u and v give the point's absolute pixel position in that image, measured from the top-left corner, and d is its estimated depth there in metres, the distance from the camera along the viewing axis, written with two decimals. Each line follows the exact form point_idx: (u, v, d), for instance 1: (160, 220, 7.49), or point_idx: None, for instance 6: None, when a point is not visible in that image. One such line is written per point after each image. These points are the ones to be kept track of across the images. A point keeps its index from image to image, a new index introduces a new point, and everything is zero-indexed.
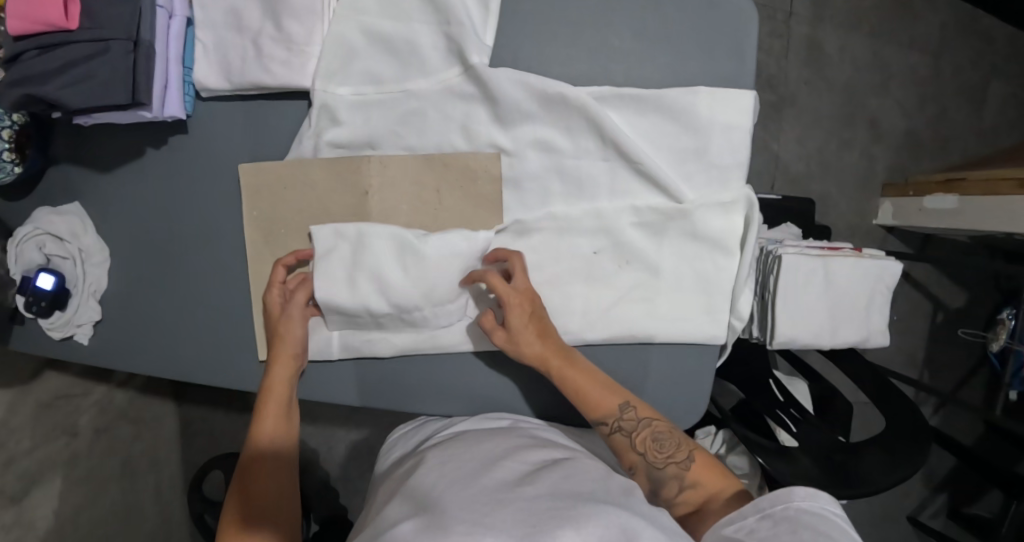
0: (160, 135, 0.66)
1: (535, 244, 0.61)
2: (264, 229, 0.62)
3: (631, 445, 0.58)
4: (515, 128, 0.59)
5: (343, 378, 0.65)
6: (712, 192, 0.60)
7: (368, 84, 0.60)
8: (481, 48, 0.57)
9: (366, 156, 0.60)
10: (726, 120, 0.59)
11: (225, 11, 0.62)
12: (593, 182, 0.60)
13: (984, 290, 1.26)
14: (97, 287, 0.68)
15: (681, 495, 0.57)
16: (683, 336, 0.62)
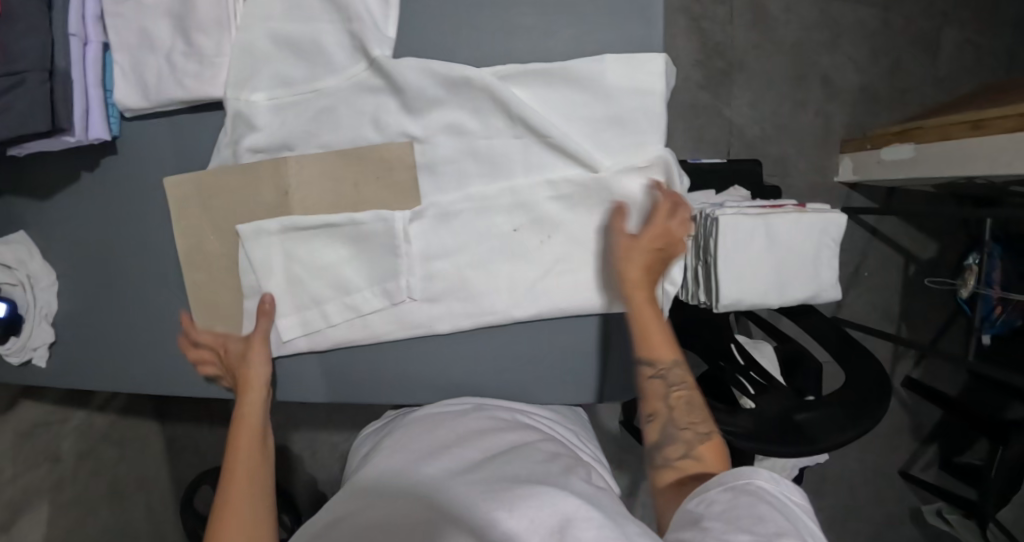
0: (91, 158, 0.68)
1: (455, 226, 0.62)
2: (198, 238, 0.65)
3: (665, 396, 0.63)
4: (424, 115, 0.60)
5: (307, 372, 0.69)
6: (628, 158, 0.61)
7: (280, 87, 0.61)
8: (382, 41, 0.59)
9: (283, 157, 0.61)
10: (634, 86, 0.59)
11: (137, 32, 0.64)
12: (508, 160, 0.61)
13: (952, 238, 1.26)
14: (49, 310, 0.70)
15: (681, 459, 0.61)
16: (610, 304, 0.64)
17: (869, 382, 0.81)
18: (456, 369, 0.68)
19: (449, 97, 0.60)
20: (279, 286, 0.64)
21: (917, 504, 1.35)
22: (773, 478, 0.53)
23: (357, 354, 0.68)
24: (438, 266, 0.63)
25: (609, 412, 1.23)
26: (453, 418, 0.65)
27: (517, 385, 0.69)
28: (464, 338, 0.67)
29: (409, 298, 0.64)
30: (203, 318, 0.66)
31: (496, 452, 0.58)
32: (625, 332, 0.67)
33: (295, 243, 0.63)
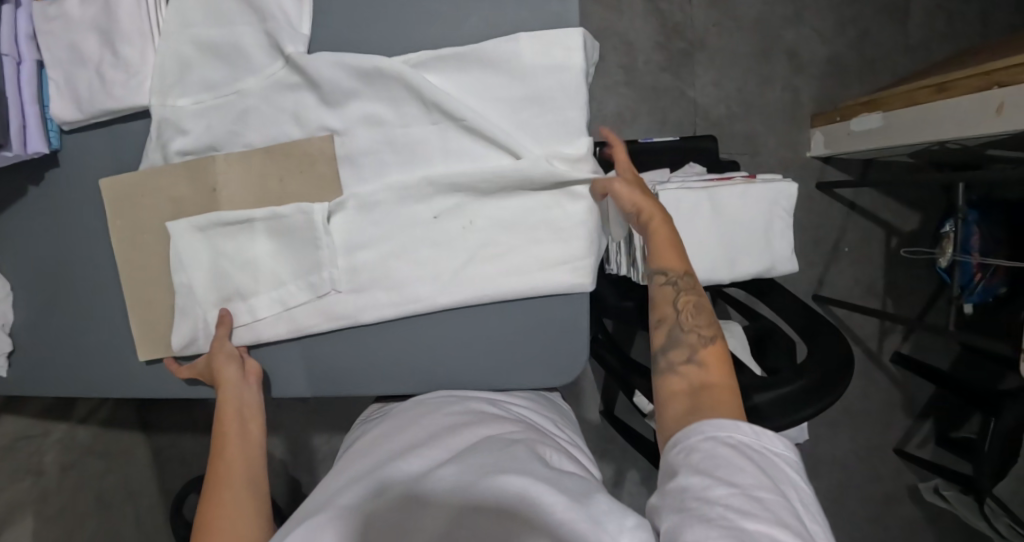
0: (37, 172, 0.70)
1: (377, 217, 0.64)
2: (130, 238, 0.66)
3: (671, 300, 0.58)
4: (342, 107, 0.62)
5: (291, 362, 0.69)
6: (549, 139, 0.62)
7: (205, 91, 0.63)
8: (296, 36, 0.61)
9: (210, 156, 0.63)
10: (551, 65, 0.60)
11: (68, 47, 0.65)
12: (425, 145, 0.62)
13: (934, 208, 1.23)
14: (5, 321, 0.72)
15: (684, 365, 0.55)
16: (539, 287, 0.64)
17: (831, 356, 0.78)
18: (393, 359, 0.68)
19: (363, 88, 0.61)
20: (206, 282, 0.66)
21: (915, 482, 1.32)
22: (754, 429, 0.49)
23: (297, 348, 0.69)
24: (361, 257, 0.64)
25: (588, 402, 1.23)
26: (428, 411, 0.63)
27: (455, 374, 0.69)
28: (406, 326, 0.67)
29: (333, 290, 0.65)
30: (137, 311, 0.68)
31: (468, 443, 0.56)
32: (560, 316, 0.67)
33: (225, 241, 0.65)
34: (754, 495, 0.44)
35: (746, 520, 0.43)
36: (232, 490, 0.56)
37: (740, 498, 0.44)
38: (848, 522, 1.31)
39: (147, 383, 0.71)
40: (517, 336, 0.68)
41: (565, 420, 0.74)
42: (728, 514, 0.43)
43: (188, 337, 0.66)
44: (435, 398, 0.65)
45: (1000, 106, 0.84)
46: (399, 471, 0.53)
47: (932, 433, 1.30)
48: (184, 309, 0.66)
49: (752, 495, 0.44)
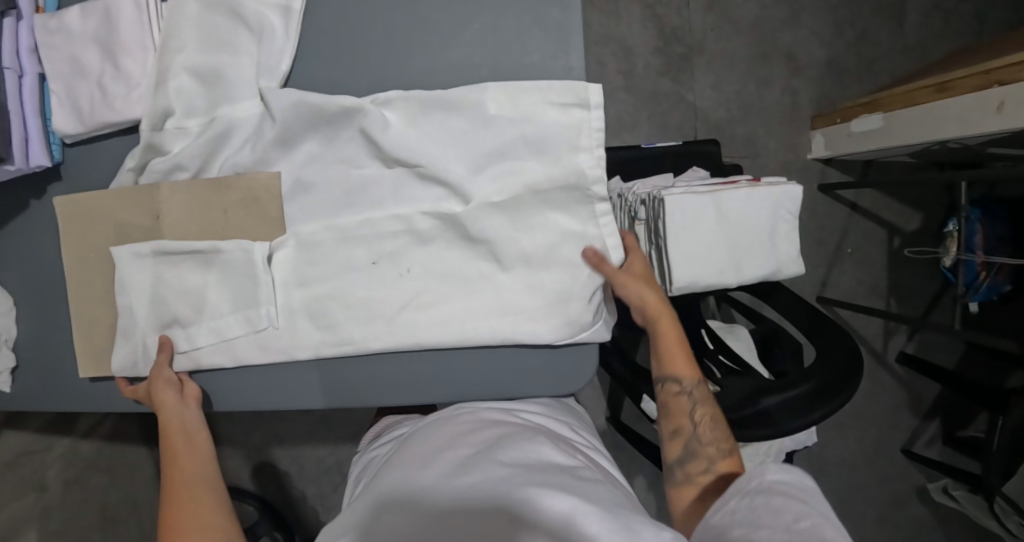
0: (40, 186, 0.70)
1: (315, 257, 0.67)
2: (80, 255, 0.68)
3: (688, 413, 0.68)
4: (294, 148, 0.65)
5: (312, 380, 0.69)
6: (503, 188, 0.64)
7: (187, 117, 0.64)
8: (275, 73, 0.63)
9: (156, 184, 0.65)
10: (517, 115, 0.62)
11: (69, 60, 0.65)
12: (378, 186, 0.66)
13: (937, 207, 1.23)
14: (8, 335, 0.72)
15: (701, 475, 0.66)
16: (471, 338, 0.65)
17: (841, 358, 0.77)
18: (392, 377, 0.69)
19: (324, 127, 0.64)
20: (148, 308, 0.68)
21: (924, 482, 1.31)
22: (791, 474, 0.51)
23: (296, 367, 0.69)
24: (297, 296, 0.67)
25: (594, 407, 1.22)
26: (438, 424, 0.62)
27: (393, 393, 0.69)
28: (408, 357, 0.68)
29: (271, 326, 0.67)
30: (80, 325, 0.70)
31: (493, 445, 0.56)
32: (496, 365, 0.69)
33: (168, 268, 0.67)
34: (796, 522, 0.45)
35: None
36: (195, 501, 0.59)
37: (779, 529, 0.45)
38: (856, 525, 1.30)
39: (91, 397, 0.72)
40: (472, 378, 0.69)
41: (580, 423, 0.73)
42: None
43: (128, 361, 0.68)
44: (454, 411, 0.65)
45: (1001, 105, 0.85)
46: (423, 479, 0.52)
47: (939, 433, 1.29)
48: (126, 331, 0.68)
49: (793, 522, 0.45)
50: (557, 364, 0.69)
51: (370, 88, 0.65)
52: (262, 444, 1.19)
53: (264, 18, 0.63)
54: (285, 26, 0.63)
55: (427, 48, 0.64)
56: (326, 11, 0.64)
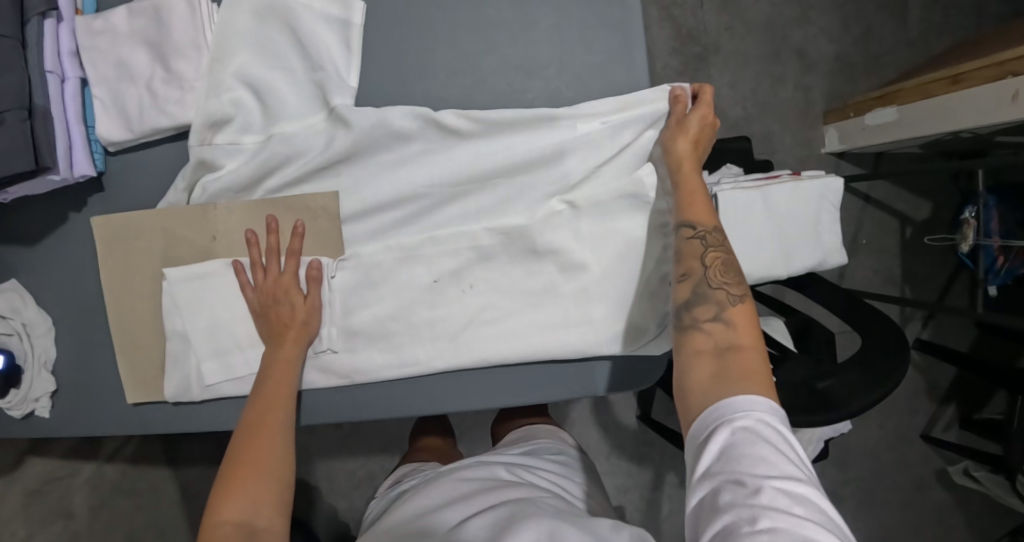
0: (79, 199, 0.67)
1: (377, 278, 0.66)
2: (120, 277, 0.65)
3: (702, 255, 0.55)
4: (353, 165, 0.64)
5: (373, 398, 0.67)
6: (565, 196, 0.66)
7: (241, 134, 0.63)
8: (344, 88, 0.63)
9: (212, 203, 0.63)
10: (579, 135, 0.64)
11: (115, 64, 0.63)
12: (441, 206, 0.65)
13: (946, 195, 1.26)
14: (47, 357, 0.69)
15: (708, 323, 0.52)
16: (536, 352, 0.65)
17: (887, 338, 0.75)
18: (454, 394, 0.67)
19: (387, 144, 0.64)
20: (202, 332, 0.65)
21: (943, 466, 1.34)
22: (775, 411, 0.45)
23: (360, 388, 0.67)
24: (359, 318, 0.66)
25: (625, 408, 1.21)
26: (449, 472, 0.67)
27: (453, 408, 0.67)
28: (469, 376, 0.67)
29: (330, 349, 0.66)
30: (124, 350, 0.67)
31: (495, 491, 0.60)
32: (566, 384, 0.68)
33: (223, 289, 0.64)
34: (785, 487, 0.41)
35: (761, 519, 0.39)
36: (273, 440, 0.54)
37: (761, 496, 0.40)
38: (881, 511, 1.32)
39: (134, 422, 0.69)
40: (532, 399, 0.67)
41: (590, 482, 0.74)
42: (749, 511, 0.40)
43: (179, 387, 0.66)
44: (461, 462, 0.69)
45: (1016, 95, 0.87)
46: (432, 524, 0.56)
47: (955, 416, 1.33)
48: (176, 358, 0.65)
49: (784, 485, 0.41)
50: (625, 374, 0.68)
51: (431, 86, 0.64)
52: None
53: (322, 27, 0.62)
54: (346, 40, 0.63)
55: (491, 43, 0.64)
56: (383, 14, 0.64)
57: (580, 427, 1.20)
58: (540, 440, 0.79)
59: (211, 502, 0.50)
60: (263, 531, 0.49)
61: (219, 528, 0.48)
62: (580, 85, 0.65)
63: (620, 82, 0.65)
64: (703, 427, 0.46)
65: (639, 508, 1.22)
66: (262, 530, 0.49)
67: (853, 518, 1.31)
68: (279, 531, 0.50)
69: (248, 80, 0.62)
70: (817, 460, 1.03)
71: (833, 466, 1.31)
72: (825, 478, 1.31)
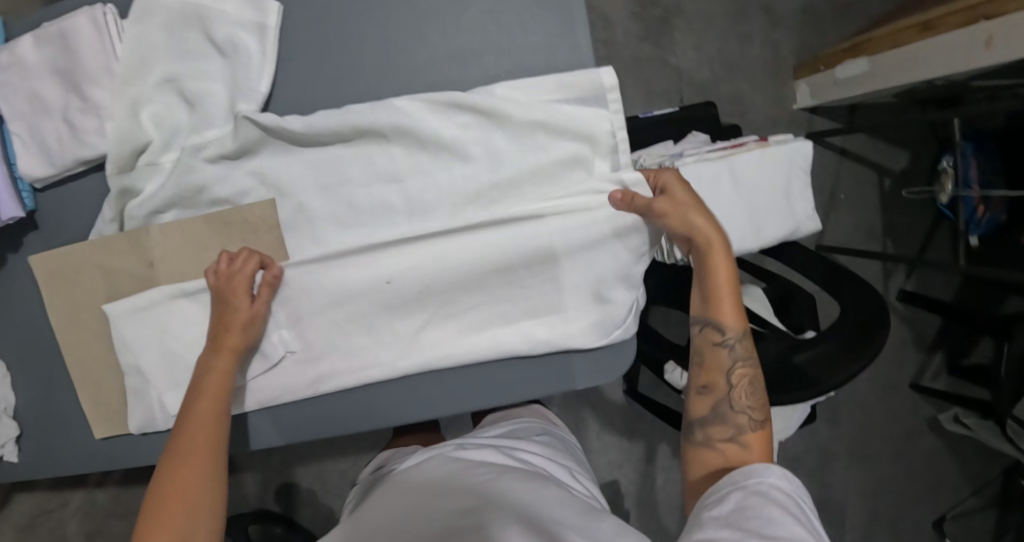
0: (14, 239, 0.64)
1: (326, 285, 0.61)
2: (67, 314, 0.62)
3: (727, 368, 0.58)
4: (288, 169, 0.60)
5: (345, 411, 0.64)
6: (515, 184, 0.62)
7: (160, 154, 0.60)
8: (253, 95, 0.59)
9: (143, 228, 0.60)
10: (524, 117, 0.60)
11: (30, 97, 0.60)
12: (386, 208, 0.61)
13: (924, 143, 1.23)
14: (6, 404, 0.67)
15: (725, 442, 0.56)
16: (496, 347, 0.63)
17: (863, 306, 0.73)
18: (423, 397, 0.64)
19: (322, 151, 0.60)
20: (157, 362, 0.61)
21: (933, 413, 1.35)
22: (782, 479, 0.50)
23: (325, 398, 0.64)
24: (315, 329, 0.62)
25: (611, 383, 1.21)
26: (434, 457, 0.65)
27: (425, 410, 0.65)
28: (438, 377, 0.64)
29: (288, 352, 0.62)
30: (85, 389, 0.64)
31: (497, 478, 0.59)
32: (540, 373, 0.65)
33: (167, 315, 0.61)
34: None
35: None
36: (201, 462, 0.51)
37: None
38: (874, 463, 1.33)
39: (104, 460, 0.67)
40: (501, 400, 0.65)
41: (578, 462, 0.73)
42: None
43: (143, 419, 0.62)
44: (437, 445, 0.68)
45: (990, 39, 0.83)
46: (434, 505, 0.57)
47: (943, 363, 1.33)
48: (137, 392, 0.62)
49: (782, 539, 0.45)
50: (595, 363, 0.66)
51: (363, 87, 0.61)
52: (282, 465, 1.17)
53: (234, 30, 0.58)
54: (261, 44, 0.59)
55: (424, 37, 0.61)
56: (304, 19, 0.60)
57: (568, 406, 1.20)
58: (522, 418, 0.79)
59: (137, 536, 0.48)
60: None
61: None
62: (521, 72, 0.62)
63: (561, 66, 0.62)
64: (719, 490, 0.51)
65: (633, 481, 1.23)
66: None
67: (848, 472, 1.32)
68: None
69: (171, 99, 0.59)
70: (804, 423, 1.03)
71: (825, 422, 1.31)
72: (817, 436, 1.31)
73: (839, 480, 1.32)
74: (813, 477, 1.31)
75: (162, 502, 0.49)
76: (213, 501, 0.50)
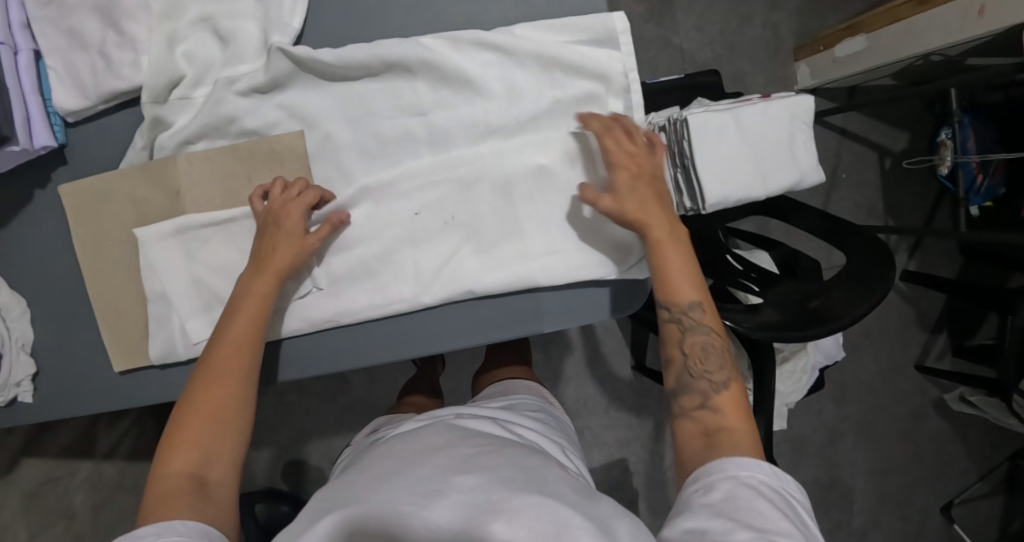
0: (43, 174, 0.66)
1: (352, 214, 0.63)
2: (93, 244, 0.63)
3: (679, 341, 0.56)
4: (313, 101, 0.62)
5: (365, 343, 0.65)
6: (534, 116, 0.63)
7: (190, 88, 0.61)
8: (285, 30, 0.61)
9: (172, 157, 0.61)
10: (543, 53, 0.62)
11: (65, 32, 0.61)
12: (410, 140, 0.63)
13: (921, 123, 1.26)
14: (26, 340, 0.67)
15: (698, 410, 0.54)
16: (515, 278, 0.62)
17: (870, 251, 0.76)
18: (441, 330, 0.64)
19: (347, 85, 0.62)
20: (185, 291, 0.63)
21: (939, 395, 1.35)
22: (764, 466, 0.48)
23: (345, 332, 0.64)
24: (340, 259, 0.63)
25: (619, 358, 1.21)
26: (425, 425, 0.59)
27: (445, 344, 0.65)
28: (456, 311, 0.64)
29: (315, 287, 0.62)
30: (107, 321, 0.64)
31: (498, 450, 0.50)
32: (556, 304, 0.65)
33: (197, 242, 0.62)
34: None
35: None
36: (232, 386, 0.52)
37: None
38: (881, 443, 1.33)
39: (122, 397, 0.67)
40: (521, 331, 0.65)
41: (569, 443, 0.67)
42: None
43: (164, 346, 0.63)
44: (436, 411, 0.63)
45: (982, 9, 0.86)
46: (431, 460, 0.48)
47: (947, 344, 1.34)
48: (160, 318, 0.63)
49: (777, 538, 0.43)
50: (615, 296, 0.66)
51: (386, 25, 0.63)
52: (289, 441, 1.17)
53: None
54: None
55: None
56: None
57: (576, 381, 1.20)
58: (519, 396, 0.75)
59: (161, 449, 0.49)
60: (214, 485, 0.49)
61: (171, 478, 0.48)
62: (538, 12, 0.64)
63: (578, 9, 0.64)
64: (704, 477, 0.48)
65: (642, 459, 1.22)
66: (213, 482, 0.49)
67: (855, 452, 1.32)
68: (230, 485, 0.50)
69: (204, 37, 0.61)
70: (813, 391, 1.03)
71: (832, 402, 1.31)
72: (825, 416, 1.31)
73: (846, 461, 1.31)
74: (821, 456, 1.30)
75: (189, 420, 0.50)
76: (237, 425, 0.51)
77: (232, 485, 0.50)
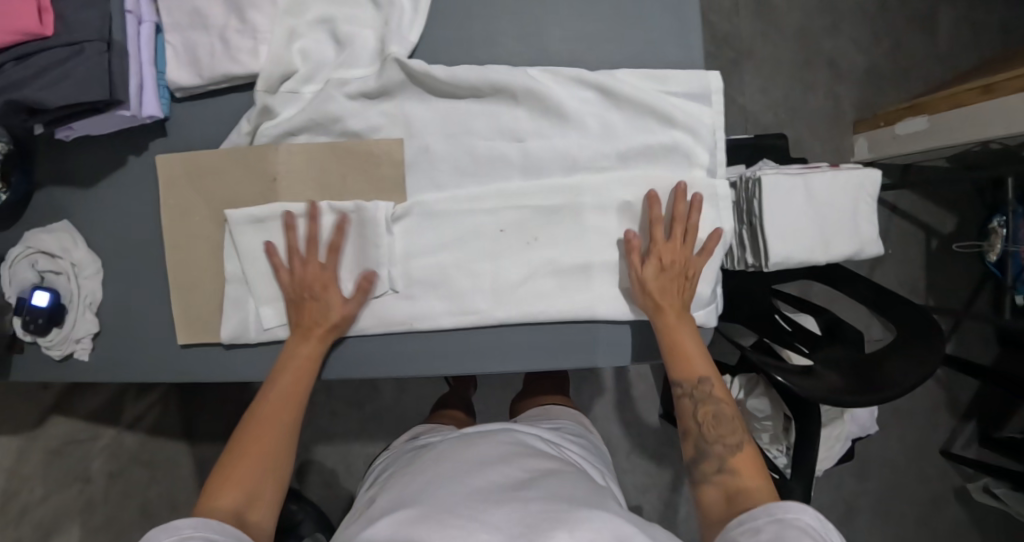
0: (141, 143, 0.68)
1: (435, 223, 0.64)
2: (178, 216, 0.65)
3: (692, 414, 0.57)
4: (413, 110, 0.64)
5: (428, 348, 0.65)
6: (625, 152, 0.65)
7: (300, 84, 0.64)
8: (403, 42, 0.63)
9: (273, 145, 0.63)
10: (642, 95, 0.64)
11: (190, 12, 0.64)
12: (504, 162, 0.65)
13: (971, 208, 1.27)
14: (93, 299, 0.68)
15: (716, 476, 0.54)
16: (583, 305, 0.64)
17: (921, 323, 0.76)
18: (503, 347, 0.65)
19: (447, 100, 0.64)
20: (263, 276, 0.64)
21: (961, 484, 1.32)
22: (810, 511, 0.47)
23: (412, 338, 0.65)
24: (419, 264, 0.64)
25: (648, 404, 1.20)
26: (482, 433, 0.60)
27: (506, 362, 0.65)
28: (519, 330, 0.65)
29: (391, 290, 0.64)
30: (180, 292, 0.66)
31: (551, 472, 0.51)
32: (619, 338, 0.66)
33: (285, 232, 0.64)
34: None
35: None
36: (277, 434, 0.54)
37: None
38: (897, 527, 1.30)
39: (178, 370, 0.68)
40: (581, 360, 0.66)
41: (609, 470, 0.67)
42: None
43: (238, 326, 0.65)
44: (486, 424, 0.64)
45: None
46: (483, 473, 0.49)
47: (975, 433, 1.32)
48: (236, 298, 0.64)
49: None
50: None
51: (491, 47, 0.66)
52: (309, 439, 1.17)
53: None
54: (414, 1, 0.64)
55: (556, 15, 0.66)
56: None
57: (601, 421, 1.19)
58: (564, 420, 0.75)
59: (208, 484, 0.51)
60: (252, 526, 0.50)
61: (215, 512, 0.49)
62: (638, 55, 0.66)
63: (676, 58, 0.66)
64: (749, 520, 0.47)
65: (657, 508, 1.20)
66: (251, 524, 0.50)
67: (869, 531, 1.29)
68: (267, 528, 0.51)
69: (321, 37, 0.64)
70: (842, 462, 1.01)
71: (851, 475, 1.29)
72: (843, 488, 1.29)
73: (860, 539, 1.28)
74: None
75: (236, 462, 0.52)
76: (274, 473, 0.53)
77: (269, 530, 0.51)
